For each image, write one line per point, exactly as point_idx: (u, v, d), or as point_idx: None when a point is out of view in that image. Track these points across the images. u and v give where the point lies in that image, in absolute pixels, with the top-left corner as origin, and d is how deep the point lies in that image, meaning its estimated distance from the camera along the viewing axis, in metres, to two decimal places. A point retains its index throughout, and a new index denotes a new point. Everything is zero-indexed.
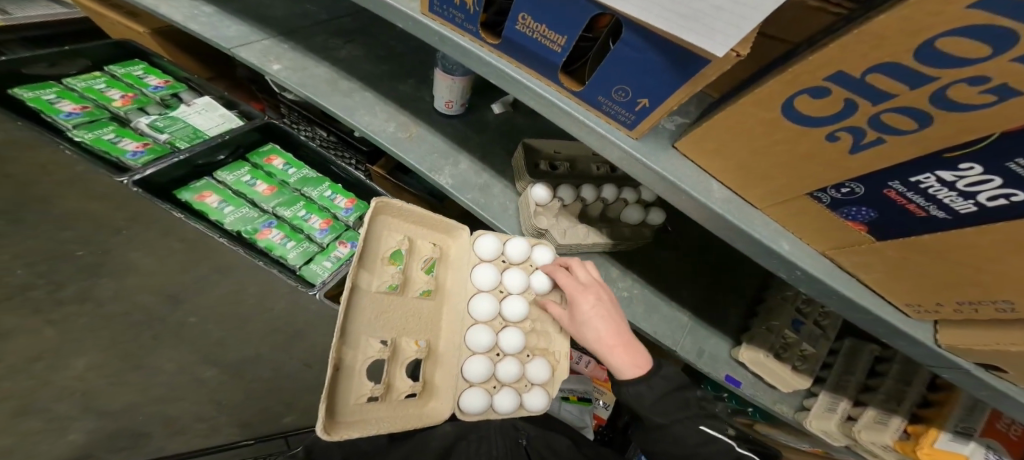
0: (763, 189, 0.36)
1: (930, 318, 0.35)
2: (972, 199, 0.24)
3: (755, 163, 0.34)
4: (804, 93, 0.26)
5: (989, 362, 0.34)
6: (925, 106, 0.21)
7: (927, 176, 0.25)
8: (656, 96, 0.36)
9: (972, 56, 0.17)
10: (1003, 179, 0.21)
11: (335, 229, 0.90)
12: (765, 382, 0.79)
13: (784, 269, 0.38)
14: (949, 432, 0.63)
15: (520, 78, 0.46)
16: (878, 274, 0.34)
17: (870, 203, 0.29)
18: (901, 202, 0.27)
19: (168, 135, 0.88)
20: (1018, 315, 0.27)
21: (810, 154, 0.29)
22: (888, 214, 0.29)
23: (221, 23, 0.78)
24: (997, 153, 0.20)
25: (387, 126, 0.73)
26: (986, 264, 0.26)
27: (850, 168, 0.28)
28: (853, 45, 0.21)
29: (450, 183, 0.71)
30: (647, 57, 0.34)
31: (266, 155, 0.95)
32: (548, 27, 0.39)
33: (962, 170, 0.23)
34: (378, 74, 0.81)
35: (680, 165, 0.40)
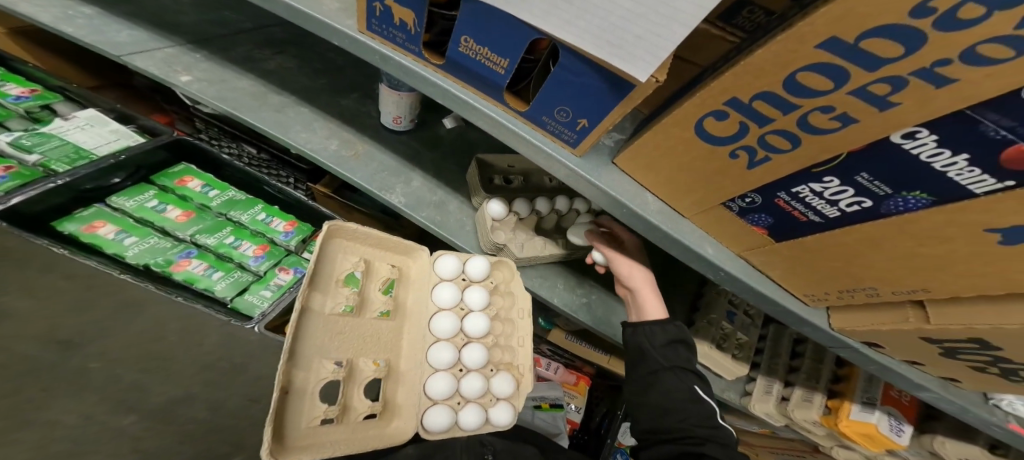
0: (687, 199, 0.40)
1: (823, 304, 0.40)
2: (836, 206, 0.28)
3: (679, 176, 0.38)
4: (709, 116, 0.29)
5: (871, 339, 0.41)
6: (794, 129, 0.25)
7: (803, 187, 0.29)
8: (594, 117, 0.39)
9: (821, 89, 0.21)
10: (854, 189, 0.26)
11: (274, 254, 0.82)
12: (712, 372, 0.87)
13: (710, 270, 0.42)
14: (859, 403, 0.74)
15: (468, 98, 0.47)
16: (780, 271, 0.39)
17: (767, 210, 0.33)
18: (789, 209, 0.32)
19: (39, 156, 0.68)
20: (882, 298, 0.33)
21: (720, 168, 0.33)
22: (781, 220, 0.34)
23: (108, 27, 0.70)
24: (847, 169, 0.25)
25: (329, 144, 0.70)
26: (858, 259, 0.31)
27: (750, 180, 0.32)
28: (740, 74, 0.24)
29: (403, 202, 0.69)
30: (585, 80, 0.37)
31: (177, 176, 0.83)
32: (490, 50, 0.41)
33: (826, 182, 0.27)
34: (317, 88, 0.78)
35: (619, 179, 0.44)
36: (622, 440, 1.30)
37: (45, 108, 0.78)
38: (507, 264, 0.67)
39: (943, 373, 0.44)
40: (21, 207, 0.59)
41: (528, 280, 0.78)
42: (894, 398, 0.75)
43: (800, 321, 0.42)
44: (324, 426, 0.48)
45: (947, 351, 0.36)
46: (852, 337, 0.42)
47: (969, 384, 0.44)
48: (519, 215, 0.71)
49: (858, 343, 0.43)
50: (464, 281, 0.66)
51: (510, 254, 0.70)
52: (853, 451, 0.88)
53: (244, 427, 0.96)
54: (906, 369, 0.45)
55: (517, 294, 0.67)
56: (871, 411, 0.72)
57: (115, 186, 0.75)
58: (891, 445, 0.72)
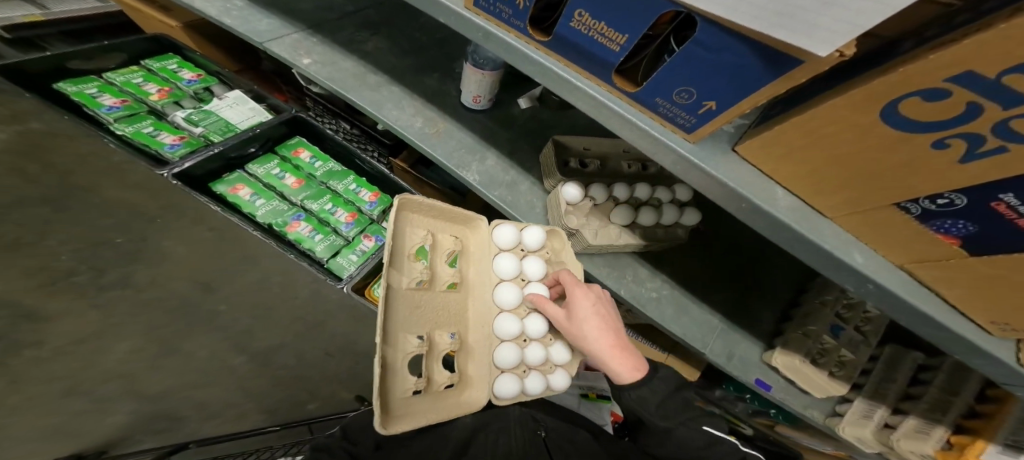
0: (837, 195, 0.34)
1: (1014, 334, 0.33)
2: None
3: (835, 169, 0.32)
4: (914, 96, 0.23)
5: None
6: None
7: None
8: (723, 99, 0.34)
9: None
10: None
11: (360, 222, 0.89)
12: (796, 387, 0.77)
13: (853, 281, 0.36)
14: (998, 444, 0.61)
15: (570, 78, 0.44)
16: (963, 289, 0.32)
17: (970, 213, 0.27)
18: (1013, 218, 0.25)
19: (202, 128, 0.81)
20: None
21: (912, 160, 0.27)
22: (994, 228, 0.27)
23: (253, 16, 0.77)
24: None
25: (414, 122, 0.72)
26: None
27: (962, 175, 0.25)
28: (981, 45, 0.18)
29: (478, 180, 0.69)
30: (721, 58, 0.32)
31: (293, 148, 0.93)
32: (607, 24, 0.37)
33: None
34: (405, 67, 0.80)
35: (741, 170, 0.39)
36: None
37: (207, 90, 0.91)
38: (559, 233, 0.65)
39: None
40: (188, 170, 0.75)
41: (595, 267, 0.74)
42: None
43: (971, 350, 0.35)
44: (414, 397, 0.51)
45: None
46: None
47: None
48: (596, 201, 0.68)
49: None
50: (523, 252, 0.64)
51: (583, 240, 0.67)
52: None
53: (318, 378, 1.08)
54: None
55: (568, 265, 0.65)
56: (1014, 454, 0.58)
57: (250, 154, 0.88)
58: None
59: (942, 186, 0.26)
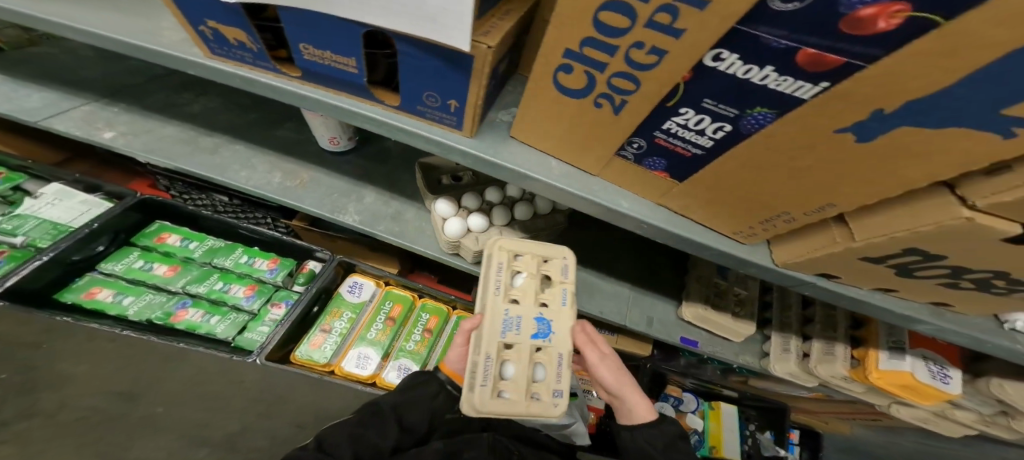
0: (582, 159, 0.39)
1: (757, 238, 0.39)
2: (705, 134, 0.30)
3: (571, 137, 0.36)
4: (559, 72, 0.29)
5: (823, 270, 0.38)
6: (629, 69, 0.26)
7: (670, 123, 0.30)
8: (463, 97, 0.34)
9: (620, 27, 0.24)
10: (709, 114, 0.28)
11: (264, 292, 0.86)
12: (719, 336, 0.83)
13: (634, 225, 0.41)
14: (885, 349, 0.67)
15: (337, 105, 0.40)
16: (702, 212, 0.38)
17: (651, 151, 0.34)
18: (671, 146, 0.32)
19: (24, 237, 0.75)
20: (796, 220, 0.33)
21: (593, 124, 0.33)
22: (672, 159, 0.34)
23: (17, 93, 0.77)
24: (690, 96, 0.27)
25: (272, 177, 0.74)
26: (754, 183, 0.31)
27: (626, 126, 0.32)
28: (563, 26, 0.26)
29: (358, 220, 0.72)
30: (434, 64, 0.31)
31: (155, 235, 0.87)
32: (331, 51, 0.34)
33: (682, 113, 0.29)
34: (248, 124, 0.82)
35: (519, 151, 0.40)
36: None
37: (15, 189, 0.84)
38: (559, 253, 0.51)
39: (926, 298, 0.40)
40: (17, 286, 0.68)
41: None
42: (927, 341, 0.68)
43: (739, 261, 0.41)
44: None
45: (901, 268, 0.33)
46: (801, 271, 0.39)
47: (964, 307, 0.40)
48: (473, 207, 0.70)
49: (813, 277, 0.40)
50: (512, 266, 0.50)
51: (468, 250, 0.68)
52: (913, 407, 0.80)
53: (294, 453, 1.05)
54: (883, 301, 0.41)
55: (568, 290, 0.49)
56: (901, 357, 0.65)
57: (100, 253, 0.82)
58: (940, 396, 0.65)
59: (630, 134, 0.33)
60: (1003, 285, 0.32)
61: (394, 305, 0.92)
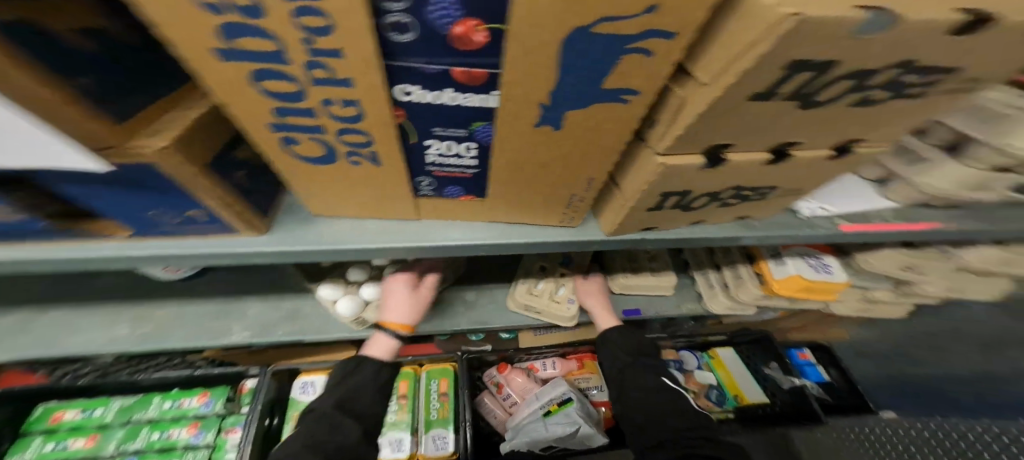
0: (392, 208, 0.41)
1: (578, 218, 0.43)
2: (465, 155, 0.34)
3: (360, 194, 0.38)
4: (290, 144, 0.30)
5: (638, 226, 0.43)
6: (341, 124, 0.28)
7: (430, 155, 0.34)
8: (190, 203, 0.32)
9: (290, 90, 0.24)
10: (452, 139, 0.32)
11: (210, 424, 0.79)
12: (653, 295, 0.88)
13: (470, 250, 0.44)
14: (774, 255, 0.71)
15: (30, 254, 0.34)
16: (519, 215, 0.42)
17: (442, 182, 0.38)
18: (450, 173, 0.37)
19: None
20: (583, 198, 0.38)
21: (367, 176, 0.35)
22: (460, 182, 0.38)
23: None
24: (424, 131, 0.31)
25: (118, 332, 0.65)
26: (524, 180, 0.36)
27: (392, 167, 0.33)
28: (243, 104, 0.25)
29: (247, 336, 0.68)
30: (112, 186, 0.30)
31: (48, 416, 0.77)
32: None
33: (432, 145, 0.33)
34: (55, 280, 0.70)
35: (329, 225, 0.41)
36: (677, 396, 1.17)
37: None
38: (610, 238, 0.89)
39: (733, 217, 0.45)
40: None
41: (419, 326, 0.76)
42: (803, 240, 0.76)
43: (578, 237, 0.45)
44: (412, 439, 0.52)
45: (679, 206, 0.39)
46: (626, 232, 0.45)
47: (761, 215, 0.46)
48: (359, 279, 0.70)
49: (638, 233, 0.45)
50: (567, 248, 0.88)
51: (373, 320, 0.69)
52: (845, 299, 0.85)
53: None
54: (703, 231, 0.46)
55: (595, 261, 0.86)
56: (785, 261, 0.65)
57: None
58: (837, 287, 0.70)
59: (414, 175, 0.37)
60: (753, 191, 0.38)
61: None
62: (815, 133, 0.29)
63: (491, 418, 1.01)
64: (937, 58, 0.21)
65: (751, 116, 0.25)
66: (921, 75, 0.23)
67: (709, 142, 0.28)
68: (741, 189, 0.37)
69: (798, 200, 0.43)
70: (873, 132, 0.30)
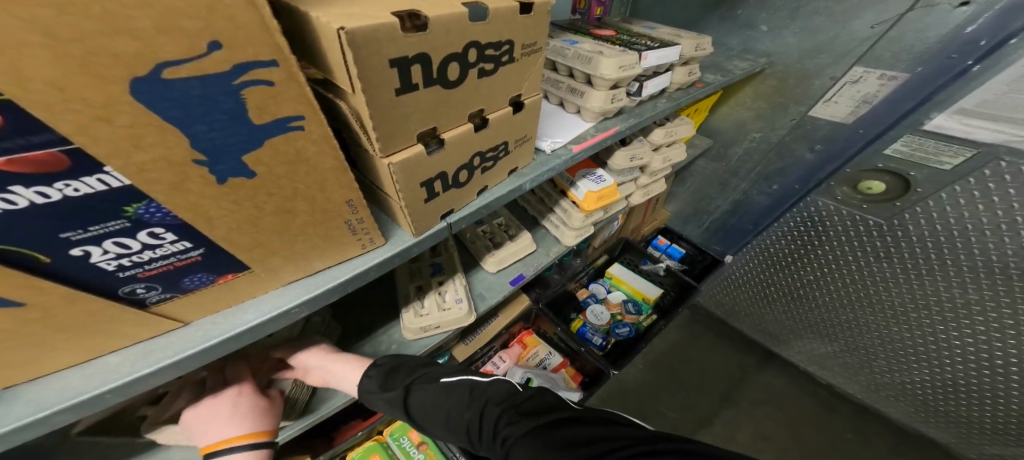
0: (137, 329, 0.37)
1: (377, 235, 0.47)
2: (153, 242, 0.30)
3: (56, 336, 0.31)
4: None
5: (438, 215, 0.48)
6: None
7: (108, 261, 0.29)
8: None
9: None
10: (118, 236, 0.28)
11: None
12: (524, 257, 0.95)
13: (281, 316, 0.43)
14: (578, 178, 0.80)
15: None
16: (308, 262, 0.44)
17: (175, 277, 0.35)
18: (168, 266, 0.33)
19: None
20: (358, 216, 0.41)
21: (35, 322, 0.28)
22: (199, 269, 0.36)
23: None
24: (58, 246, 0.25)
25: None
26: (268, 231, 0.36)
27: (69, 302, 0.28)
28: None
29: None
30: None
31: None
32: None
33: (97, 251, 0.28)
34: None
35: (64, 385, 0.34)
36: (600, 321, 1.35)
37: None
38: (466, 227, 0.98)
39: (510, 169, 0.53)
40: None
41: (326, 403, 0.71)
42: None
43: (392, 253, 0.48)
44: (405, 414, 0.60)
45: (450, 187, 0.45)
46: (432, 226, 0.49)
47: (525, 161, 0.55)
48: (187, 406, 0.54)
49: (444, 219, 0.50)
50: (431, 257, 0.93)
51: None
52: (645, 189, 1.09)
53: None
54: (492, 195, 0.53)
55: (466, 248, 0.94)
56: (576, 185, 0.78)
57: None
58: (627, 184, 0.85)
59: (128, 287, 0.33)
60: (495, 151, 0.46)
61: None
62: (486, 101, 0.39)
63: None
64: (487, 37, 0.33)
65: (420, 105, 0.32)
66: (495, 49, 0.34)
67: (410, 132, 0.34)
68: (483, 155, 0.45)
69: (534, 142, 0.53)
70: (522, 87, 0.43)
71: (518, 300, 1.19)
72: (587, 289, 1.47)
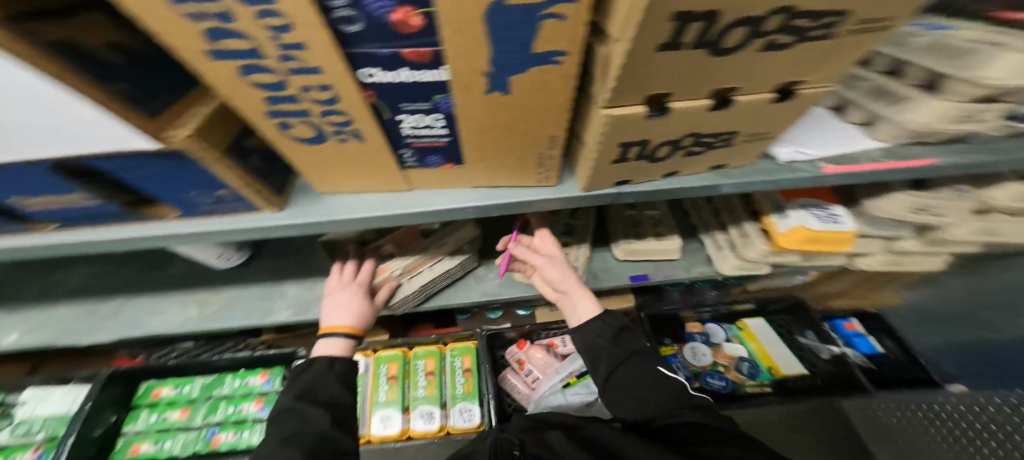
0: (390, 182, 0.47)
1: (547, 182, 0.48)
2: (435, 124, 0.37)
3: (354, 169, 0.44)
4: (291, 128, 0.35)
5: (614, 181, 0.46)
6: (329, 107, 0.32)
7: (405, 129, 0.38)
8: (216, 184, 0.40)
9: (275, 80, 0.29)
10: (420, 110, 0.35)
11: (270, 399, 1.01)
12: (660, 261, 0.86)
13: (461, 213, 0.50)
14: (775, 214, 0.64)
15: (134, 233, 0.46)
16: (500, 181, 0.48)
17: (428, 154, 0.42)
18: (428, 144, 0.41)
19: (42, 437, 0.92)
20: (547, 158, 0.43)
21: (352, 151, 0.40)
22: (443, 152, 0.42)
23: None
24: (392, 104, 0.34)
25: (191, 311, 0.76)
26: (486, 146, 0.41)
27: (380, 148, 0.39)
28: (246, 97, 0.30)
29: (292, 313, 0.74)
30: (169, 172, 0.37)
31: (149, 393, 1.02)
32: (67, 193, 0.39)
33: (404, 118, 0.36)
34: (147, 273, 0.81)
35: (337, 200, 0.48)
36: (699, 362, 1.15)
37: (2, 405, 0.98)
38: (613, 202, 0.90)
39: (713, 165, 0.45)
40: None
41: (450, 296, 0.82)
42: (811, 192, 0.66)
43: (558, 199, 0.49)
44: (587, 352, 0.70)
45: (642, 158, 0.41)
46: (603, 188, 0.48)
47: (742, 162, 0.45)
48: (393, 251, 0.76)
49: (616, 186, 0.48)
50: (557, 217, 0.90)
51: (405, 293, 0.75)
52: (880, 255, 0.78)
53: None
54: (677, 182, 0.47)
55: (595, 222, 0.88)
56: (788, 215, 0.62)
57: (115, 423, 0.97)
58: (845, 235, 0.61)
59: (405, 150, 0.42)
60: (716, 137, 0.39)
61: (391, 364, 1.10)
62: (746, 78, 0.31)
63: (515, 393, 1.16)
64: (817, 4, 0.23)
65: (671, 67, 0.28)
66: (811, 20, 0.25)
67: (645, 92, 0.31)
68: (699, 137, 0.38)
69: (769, 145, 0.42)
70: (816, 72, 0.31)
71: (623, 297, 1.16)
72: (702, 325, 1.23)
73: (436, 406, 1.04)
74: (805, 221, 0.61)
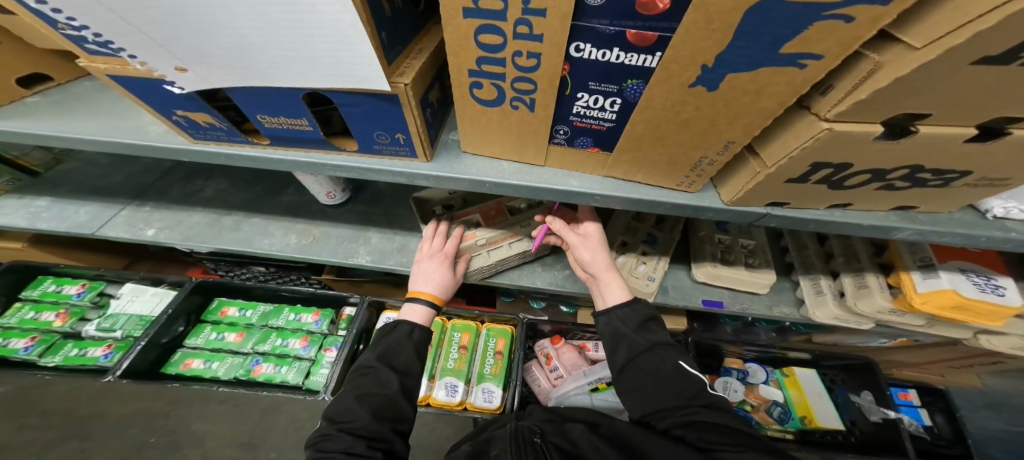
0: (532, 153, 0.50)
1: (689, 185, 0.47)
2: (606, 110, 0.40)
3: (506, 134, 0.47)
4: (476, 90, 0.40)
5: (770, 201, 0.43)
6: (526, 75, 0.36)
7: (577, 107, 0.41)
8: (402, 130, 0.43)
9: (497, 43, 0.33)
10: (602, 92, 0.38)
11: (314, 341, 1.05)
12: (744, 293, 0.80)
13: (588, 198, 0.51)
14: (917, 270, 0.57)
15: (304, 159, 0.48)
16: (641, 174, 0.48)
17: (579, 134, 0.45)
18: (587, 125, 0.44)
19: (121, 331, 1.00)
20: (711, 161, 0.42)
21: (512, 118, 0.44)
22: (597, 136, 0.45)
23: (70, 210, 0.81)
24: (578, 84, 0.38)
25: (289, 239, 0.78)
26: (653, 137, 0.41)
27: (543, 120, 0.43)
28: (464, 52, 0.35)
29: (370, 259, 0.77)
30: (377, 105, 0.39)
31: (217, 310, 1.08)
32: (285, 117, 0.41)
33: (581, 98, 0.39)
34: (255, 197, 0.86)
35: (474, 161, 0.52)
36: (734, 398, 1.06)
37: (100, 294, 1.07)
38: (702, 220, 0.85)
39: (882, 203, 0.42)
40: (130, 367, 0.93)
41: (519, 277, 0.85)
42: (962, 253, 0.58)
43: (692, 204, 0.48)
44: (608, 336, 0.65)
45: (828, 182, 0.38)
46: (752, 205, 0.45)
47: (921, 205, 0.42)
48: (479, 221, 0.80)
49: (767, 207, 0.45)
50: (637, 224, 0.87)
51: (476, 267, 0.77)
52: (1006, 336, 0.70)
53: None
54: (844, 216, 0.44)
55: (676, 234, 0.84)
56: (936, 275, 0.55)
57: (181, 331, 1.05)
58: (1000, 311, 0.53)
59: (562, 127, 0.45)
60: (934, 175, 0.35)
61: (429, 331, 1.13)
62: None
63: (536, 386, 1.12)
64: None
65: (960, 84, 0.24)
66: None
67: (897, 110, 0.27)
68: (917, 170, 0.35)
69: (980, 192, 0.39)
70: None
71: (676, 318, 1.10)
72: (741, 361, 1.12)
73: (461, 381, 1.03)
74: (957, 287, 0.53)
